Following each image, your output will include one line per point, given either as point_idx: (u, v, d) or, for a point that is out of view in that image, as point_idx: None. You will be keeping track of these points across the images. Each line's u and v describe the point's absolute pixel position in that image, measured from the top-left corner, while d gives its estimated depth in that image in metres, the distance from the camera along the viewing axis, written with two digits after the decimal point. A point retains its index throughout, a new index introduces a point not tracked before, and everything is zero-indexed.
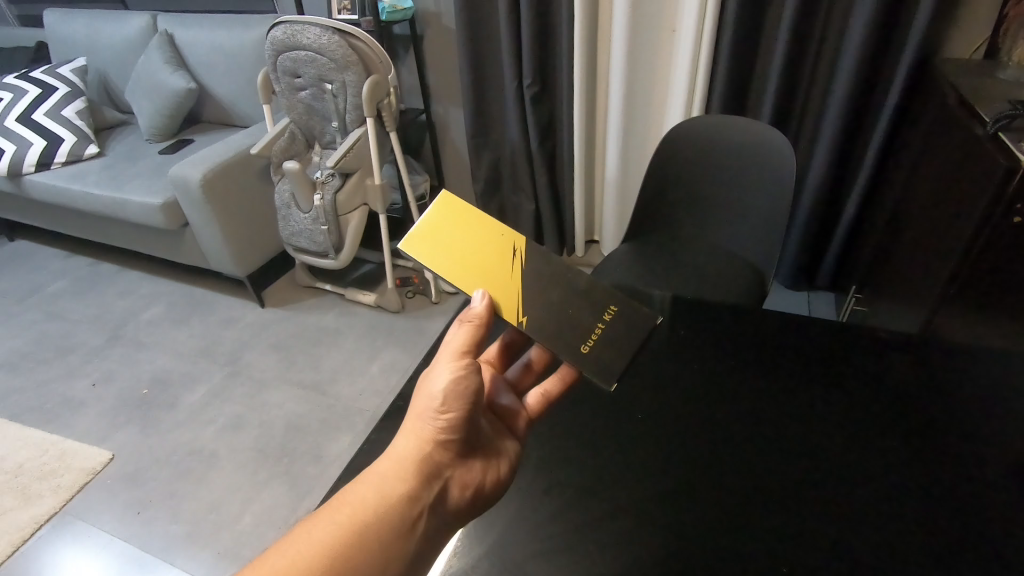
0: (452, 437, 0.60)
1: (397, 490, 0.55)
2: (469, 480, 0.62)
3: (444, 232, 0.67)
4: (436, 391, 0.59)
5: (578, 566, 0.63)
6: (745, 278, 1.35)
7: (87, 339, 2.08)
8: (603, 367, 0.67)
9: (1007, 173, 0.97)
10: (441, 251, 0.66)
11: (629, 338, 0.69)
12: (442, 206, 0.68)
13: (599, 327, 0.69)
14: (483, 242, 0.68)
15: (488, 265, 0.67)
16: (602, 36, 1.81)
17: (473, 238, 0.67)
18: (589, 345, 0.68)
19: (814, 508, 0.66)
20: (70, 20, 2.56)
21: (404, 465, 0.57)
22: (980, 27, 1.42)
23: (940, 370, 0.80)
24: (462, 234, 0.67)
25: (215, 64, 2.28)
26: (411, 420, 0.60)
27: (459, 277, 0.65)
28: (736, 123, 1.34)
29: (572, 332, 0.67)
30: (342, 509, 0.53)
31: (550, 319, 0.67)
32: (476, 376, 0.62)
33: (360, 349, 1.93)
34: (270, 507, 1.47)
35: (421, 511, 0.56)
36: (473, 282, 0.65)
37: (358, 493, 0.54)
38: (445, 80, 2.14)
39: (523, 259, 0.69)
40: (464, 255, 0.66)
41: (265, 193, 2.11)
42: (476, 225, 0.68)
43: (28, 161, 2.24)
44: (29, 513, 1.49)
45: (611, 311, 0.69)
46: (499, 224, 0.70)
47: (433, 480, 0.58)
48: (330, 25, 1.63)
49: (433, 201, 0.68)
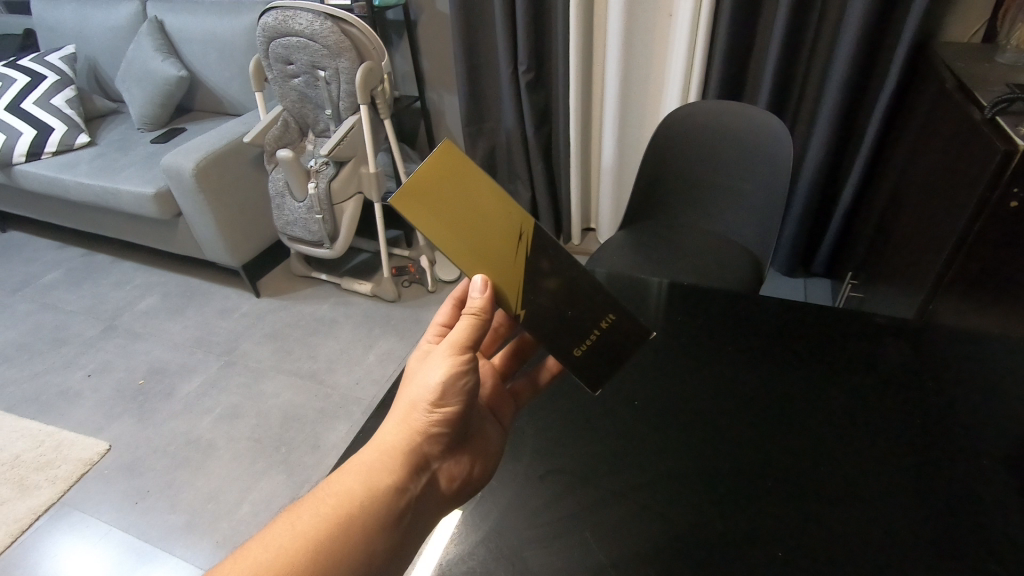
0: (443, 429, 0.60)
1: (384, 481, 0.55)
2: (456, 472, 0.62)
3: (443, 195, 0.55)
4: (430, 384, 0.58)
5: (574, 553, 0.63)
6: (741, 263, 1.34)
7: (82, 330, 2.07)
8: (590, 372, 0.66)
9: (1004, 158, 0.96)
10: (437, 218, 0.55)
11: (620, 348, 0.67)
12: (443, 160, 0.55)
13: (595, 332, 0.66)
14: (487, 217, 0.58)
15: (488, 244, 0.59)
16: (598, 21, 1.79)
17: (473, 205, 0.57)
18: (582, 348, 0.65)
19: (804, 498, 0.66)
20: (57, 7, 2.52)
21: (392, 456, 0.56)
22: (978, 11, 1.41)
23: (937, 356, 0.80)
24: (463, 201, 0.57)
25: (207, 51, 2.25)
26: (403, 410, 0.59)
27: (458, 255, 0.57)
28: (733, 109, 1.33)
29: (570, 331, 0.64)
30: (328, 500, 0.53)
31: (548, 313, 0.63)
32: (472, 370, 0.61)
33: (357, 338, 1.93)
34: (269, 496, 1.48)
35: (407, 503, 0.56)
36: (472, 262, 0.58)
37: (345, 483, 0.54)
38: (440, 67, 2.12)
39: (528, 244, 0.61)
40: (462, 226, 0.57)
41: (259, 182, 2.09)
42: (481, 194, 0.58)
43: (18, 151, 2.21)
44: (27, 505, 1.49)
45: (608, 320, 0.66)
46: (508, 198, 0.59)
47: (421, 471, 0.58)
48: (322, 11, 1.60)
49: (433, 151, 0.55)
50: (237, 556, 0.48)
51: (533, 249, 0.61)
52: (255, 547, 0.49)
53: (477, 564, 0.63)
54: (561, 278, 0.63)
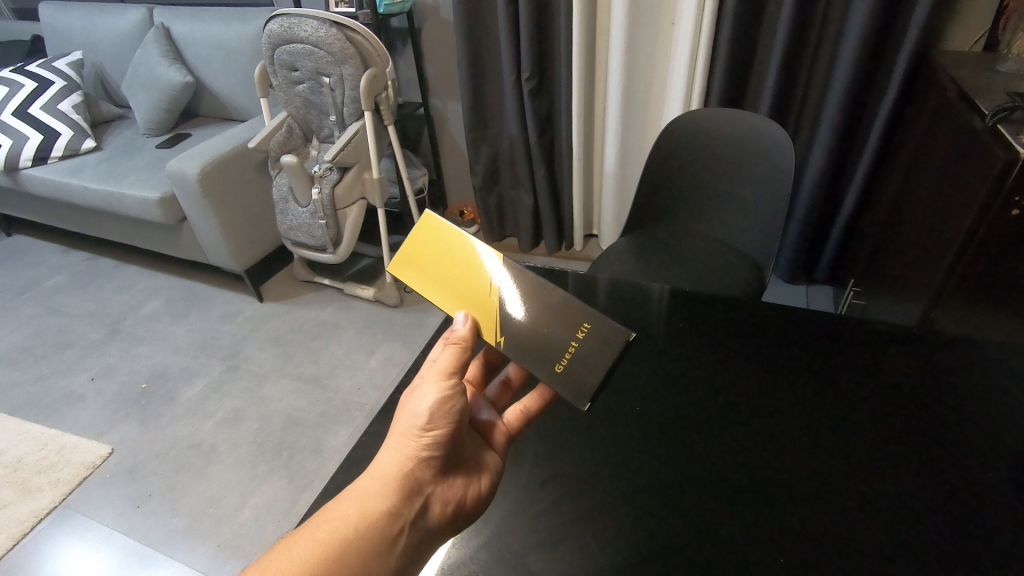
0: (435, 453, 0.58)
1: (377, 507, 0.53)
2: (450, 496, 0.59)
3: (425, 253, 0.67)
4: (421, 410, 0.58)
5: (576, 557, 0.63)
6: (743, 270, 1.35)
7: (85, 334, 2.08)
8: (576, 387, 0.62)
9: (1007, 165, 0.97)
10: (426, 275, 0.67)
11: (602, 360, 0.63)
12: (425, 226, 0.67)
13: (572, 346, 0.64)
14: (460, 262, 0.66)
15: (464, 285, 0.65)
16: (601, 29, 1.80)
17: (449, 256, 0.66)
18: (563, 364, 0.63)
19: (810, 511, 0.65)
20: (66, 14, 2.54)
21: (386, 482, 0.55)
22: (979, 20, 1.42)
23: (940, 362, 0.81)
24: (440, 254, 0.66)
25: (212, 57, 2.27)
26: (394, 438, 0.57)
27: (441, 299, 0.66)
28: (769, 130, 1.29)
29: (548, 347, 0.64)
30: (322, 527, 0.51)
31: (525, 333, 0.64)
32: (461, 395, 0.60)
33: (359, 343, 1.93)
34: (270, 500, 1.48)
35: (402, 528, 0.53)
36: (451, 301, 0.66)
37: (338, 511, 0.52)
38: (444, 73, 2.13)
39: (500, 278, 0.65)
40: (447, 275, 0.66)
41: (263, 187, 2.11)
42: (455, 245, 0.66)
43: (25, 156, 2.23)
44: (29, 508, 1.49)
45: (584, 329, 0.64)
46: (476, 242, 0.65)
47: (414, 496, 0.56)
48: (327, 18, 1.61)
49: (418, 221, 0.68)
50: None
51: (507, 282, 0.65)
52: None
53: (480, 568, 0.64)
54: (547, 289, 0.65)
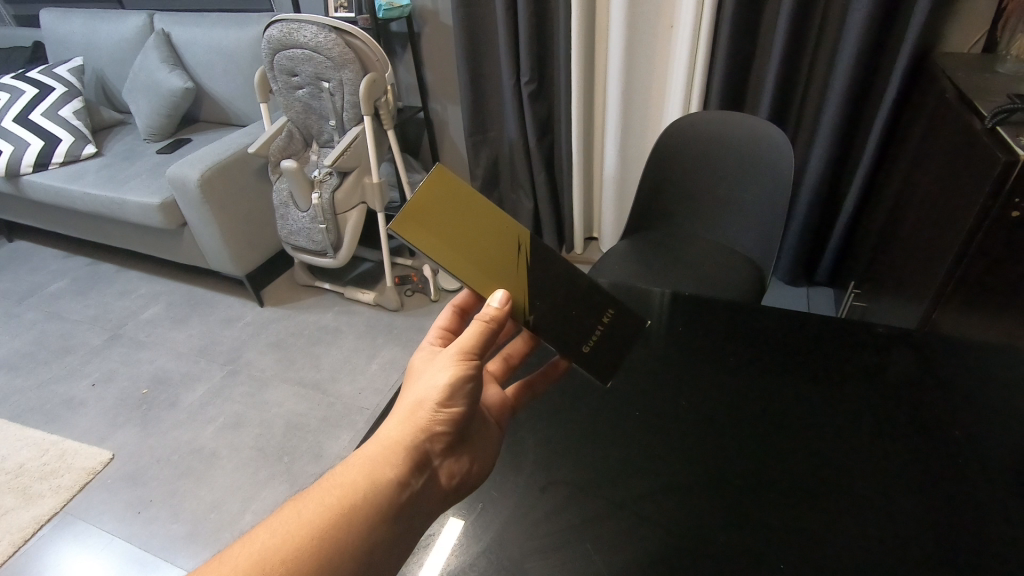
0: (448, 429, 0.58)
1: (388, 475, 0.53)
2: (456, 469, 0.60)
3: (442, 215, 0.58)
4: (438, 384, 0.57)
5: (574, 565, 0.63)
6: (743, 272, 1.34)
7: (86, 339, 2.08)
8: (599, 365, 0.70)
9: (1006, 168, 0.97)
10: (446, 242, 0.58)
11: (621, 342, 0.72)
12: (438, 182, 0.58)
13: (599, 327, 0.70)
14: (487, 236, 0.62)
15: (490, 259, 0.62)
16: (600, 32, 1.81)
17: (471, 225, 0.60)
18: (590, 345, 0.70)
19: (812, 503, 0.66)
20: (67, 20, 2.55)
21: (396, 450, 0.54)
22: (977, 22, 1.42)
23: (939, 362, 0.81)
24: (460, 221, 0.60)
25: (213, 63, 2.28)
26: (407, 408, 0.57)
27: (468, 275, 0.59)
28: (768, 133, 1.29)
29: (576, 335, 0.68)
30: (332, 491, 0.51)
31: (553, 321, 0.66)
32: (478, 375, 0.60)
33: (360, 348, 1.93)
34: (271, 505, 1.47)
35: (408, 498, 0.53)
36: (482, 280, 0.61)
37: (349, 475, 0.52)
38: (444, 78, 2.14)
39: (526, 253, 0.65)
40: (470, 243, 0.60)
41: (264, 192, 2.11)
42: (476, 212, 0.61)
43: (26, 162, 2.23)
44: (30, 514, 1.49)
45: (609, 313, 0.71)
46: (502, 215, 0.63)
47: (423, 467, 0.56)
48: (326, 23, 1.62)
49: (428, 174, 0.57)
50: (245, 542, 0.46)
51: (531, 259, 0.65)
52: (262, 535, 0.47)
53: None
54: (547, 291, 0.66)
